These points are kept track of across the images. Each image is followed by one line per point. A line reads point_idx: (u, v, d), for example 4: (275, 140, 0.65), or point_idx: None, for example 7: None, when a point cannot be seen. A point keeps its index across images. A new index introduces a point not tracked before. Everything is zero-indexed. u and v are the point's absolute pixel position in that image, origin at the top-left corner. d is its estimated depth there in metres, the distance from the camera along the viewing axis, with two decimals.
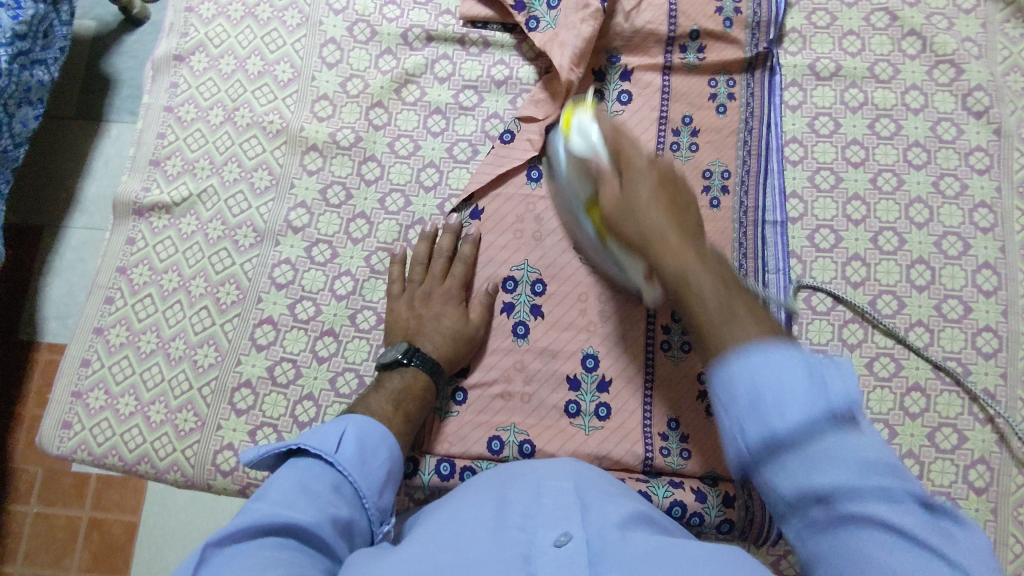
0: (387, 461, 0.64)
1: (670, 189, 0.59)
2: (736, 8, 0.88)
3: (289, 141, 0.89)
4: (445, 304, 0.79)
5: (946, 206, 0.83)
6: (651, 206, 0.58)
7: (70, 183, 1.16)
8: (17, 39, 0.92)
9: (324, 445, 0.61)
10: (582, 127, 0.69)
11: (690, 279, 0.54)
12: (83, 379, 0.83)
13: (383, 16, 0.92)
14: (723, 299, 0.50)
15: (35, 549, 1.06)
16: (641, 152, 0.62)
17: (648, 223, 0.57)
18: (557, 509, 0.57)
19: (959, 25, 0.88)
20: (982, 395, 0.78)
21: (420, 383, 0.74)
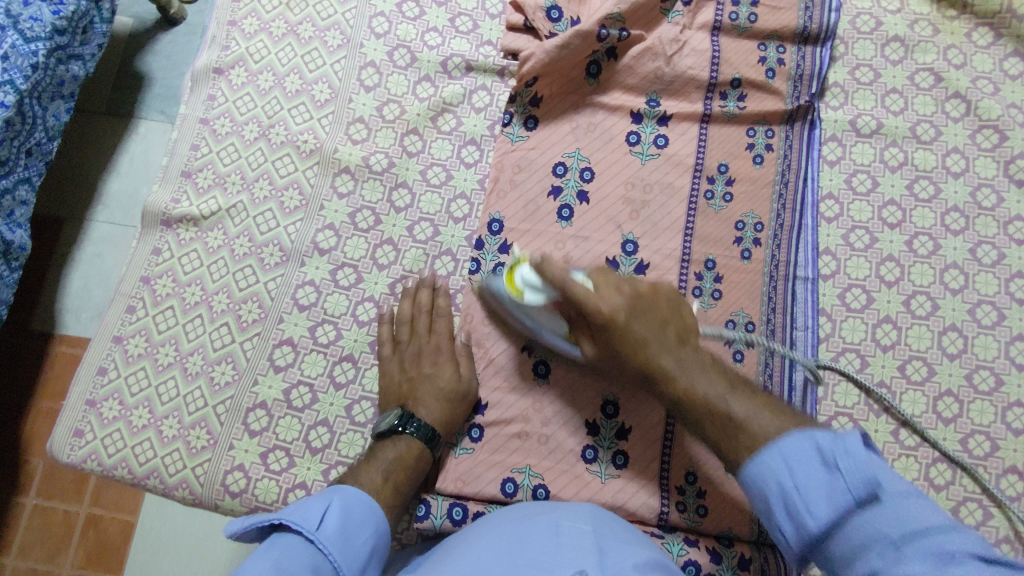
0: (371, 537, 0.64)
1: (653, 314, 0.67)
2: (780, 59, 0.88)
3: (322, 161, 0.88)
4: (437, 362, 0.78)
5: (982, 274, 0.82)
6: (643, 329, 0.66)
7: (96, 176, 1.16)
8: (56, 35, 0.92)
9: (305, 522, 0.60)
10: (527, 282, 0.73)
11: (718, 394, 0.61)
12: (99, 387, 0.83)
13: (424, 42, 0.92)
14: (772, 427, 0.56)
15: (29, 540, 1.05)
16: (603, 298, 0.67)
17: (637, 336, 0.66)
18: (571, 550, 0.57)
19: (1005, 90, 0.87)
20: (1010, 471, 0.76)
21: (414, 452, 0.73)
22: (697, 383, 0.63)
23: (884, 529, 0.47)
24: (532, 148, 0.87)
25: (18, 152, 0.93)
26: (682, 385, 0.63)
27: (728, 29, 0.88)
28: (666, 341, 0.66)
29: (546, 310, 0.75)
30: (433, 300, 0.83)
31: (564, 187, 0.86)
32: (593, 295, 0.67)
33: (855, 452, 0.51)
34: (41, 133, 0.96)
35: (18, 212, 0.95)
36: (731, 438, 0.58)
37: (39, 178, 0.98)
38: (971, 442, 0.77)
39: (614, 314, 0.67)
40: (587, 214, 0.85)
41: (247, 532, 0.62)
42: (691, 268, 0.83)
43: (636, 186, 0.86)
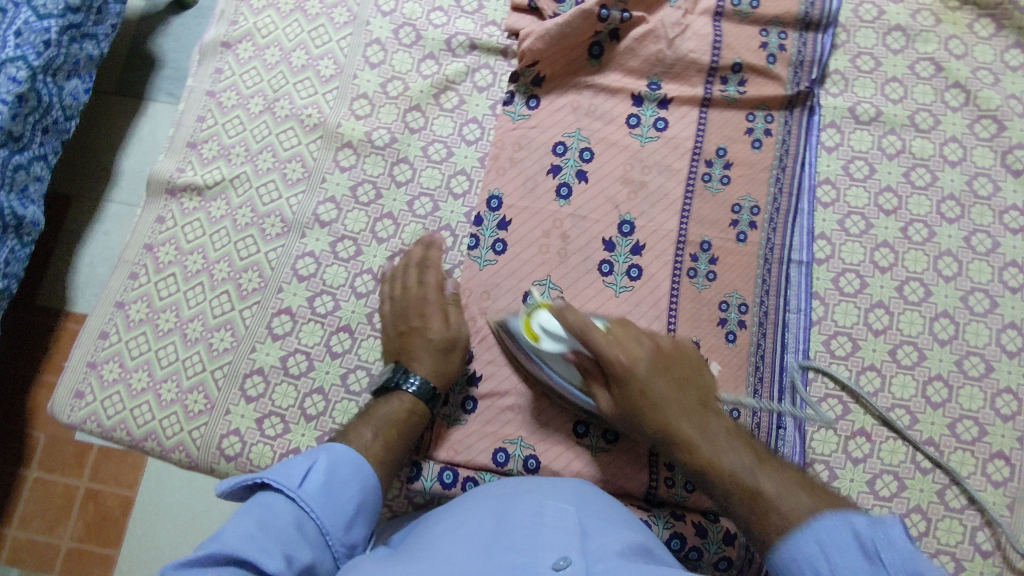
0: (357, 494, 0.62)
1: (665, 367, 0.69)
2: (781, 45, 0.88)
3: (326, 136, 0.90)
4: (427, 314, 0.78)
5: (976, 262, 0.82)
6: (659, 391, 0.67)
7: (107, 156, 1.18)
8: (69, 13, 0.94)
9: (286, 479, 0.58)
10: (546, 329, 0.72)
11: (717, 452, 0.63)
12: (100, 350, 0.84)
13: (429, 21, 0.94)
14: (750, 471, 0.61)
15: (30, 513, 1.06)
16: (618, 350, 0.68)
17: (657, 390, 0.67)
18: (556, 530, 0.58)
19: (1005, 81, 0.87)
20: (996, 457, 0.77)
21: (408, 407, 0.72)
22: (694, 438, 0.65)
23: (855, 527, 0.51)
24: (533, 126, 0.88)
25: (36, 127, 0.94)
26: (685, 439, 0.65)
27: (730, 14, 0.89)
28: (679, 393, 0.68)
29: (562, 358, 0.74)
30: (423, 255, 0.83)
31: (563, 166, 0.87)
32: (596, 330, 0.68)
33: (897, 538, 0.50)
34: (57, 112, 0.97)
35: (32, 188, 0.95)
36: (738, 493, 0.60)
37: (54, 156, 0.99)
38: (959, 427, 0.78)
39: (636, 360, 0.68)
40: (586, 192, 0.86)
41: (234, 492, 0.60)
42: (686, 249, 0.84)
43: (634, 166, 0.87)
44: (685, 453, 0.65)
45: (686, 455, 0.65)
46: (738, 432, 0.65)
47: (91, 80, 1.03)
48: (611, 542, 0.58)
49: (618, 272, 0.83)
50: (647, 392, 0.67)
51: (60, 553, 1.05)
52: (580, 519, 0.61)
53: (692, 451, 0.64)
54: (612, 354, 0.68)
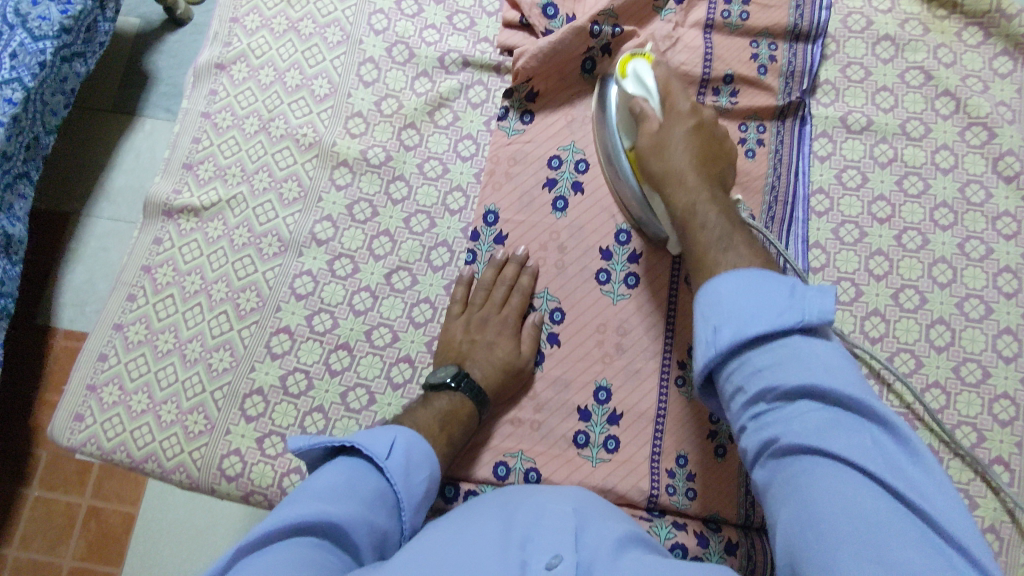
0: (428, 478, 0.67)
1: (705, 143, 0.72)
2: (771, 56, 0.89)
3: (321, 155, 0.90)
4: (499, 333, 0.80)
5: (970, 268, 0.83)
6: (682, 143, 0.71)
7: (99, 172, 1.18)
8: (63, 34, 0.93)
9: (374, 448, 0.64)
10: (638, 73, 0.76)
11: (695, 204, 0.68)
12: (99, 372, 0.84)
13: (422, 39, 0.94)
14: (723, 229, 0.65)
15: (31, 534, 1.06)
16: (686, 99, 0.74)
17: (683, 164, 0.70)
18: (553, 529, 0.57)
19: (993, 89, 0.88)
20: (996, 463, 0.77)
21: (466, 409, 0.75)
22: (725, 244, 0.63)
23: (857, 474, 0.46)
24: (527, 141, 0.89)
25: (21, 148, 0.94)
26: (700, 217, 0.67)
27: (720, 26, 0.90)
28: (706, 171, 0.71)
29: (626, 110, 0.78)
30: (518, 276, 0.83)
31: (559, 179, 0.87)
32: (678, 90, 0.75)
33: (858, 428, 0.49)
34: (41, 128, 0.98)
35: (18, 206, 0.97)
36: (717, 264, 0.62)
37: (37, 172, 1.00)
38: (957, 433, 0.78)
39: (700, 110, 0.74)
40: (582, 205, 0.87)
41: (311, 449, 0.65)
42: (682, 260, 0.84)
43: None
44: (668, 199, 0.70)
45: (663, 192, 0.71)
46: (727, 216, 0.67)
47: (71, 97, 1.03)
48: (608, 536, 0.57)
49: (615, 283, 0.84)
50: (675, 188, 0.70)
51: (63, 571, 1.05)
52: (578, 516, 0.60)
53: (700, 259, 0.64)
54: (675, 99, 0.74)
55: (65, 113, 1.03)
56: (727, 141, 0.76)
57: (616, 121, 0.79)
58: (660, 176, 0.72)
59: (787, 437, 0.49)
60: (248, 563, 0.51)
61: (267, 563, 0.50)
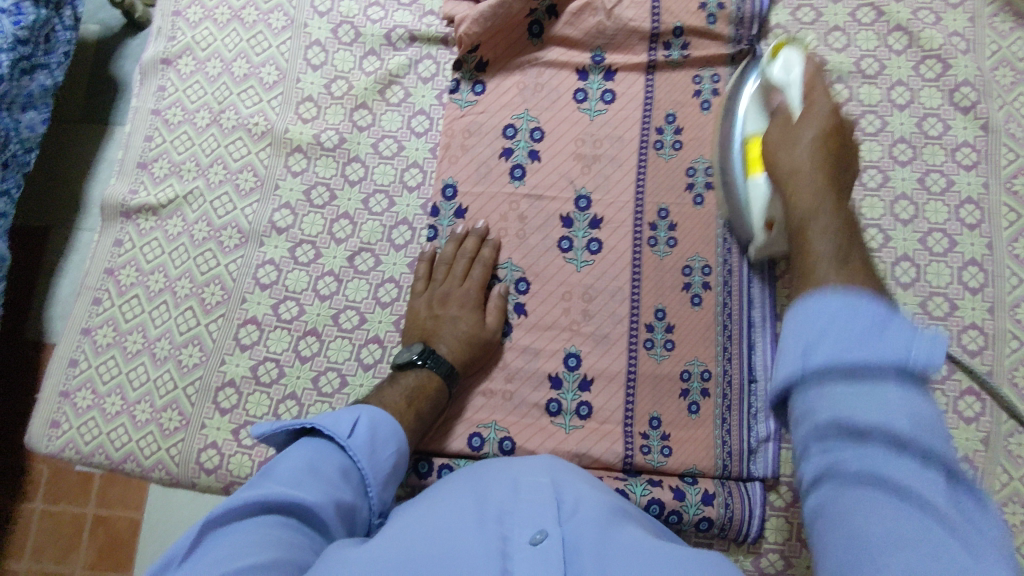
0: (394, 453, 0.68)
1: (836, 194, 0.62)
2: (720, 3, 0.87)
3: (274, 143, 0.89)
4: (463, 306, 0.80)
5: (932, 203, 0.82)
6: (808, 161, 0.65)
7: (80, 184, 1.17)
8: (19, 45, 0.93)
9: (336, 429, 0.65)
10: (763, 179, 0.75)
11: (809, 215, 0.60)
12: (71, 378, 0.84)
13: (367, 17, 0.93)
14: (827, 258, 0.52)
15: (42, 544, 1.07)
16: (812, 124, 0.68)
17: (798, 181, 0.65)
18: (532, 504, 0.57)
19: (946, 19, 0.87)
20: (968, 393, 0.77)
21: (434, 384, 0.75)
22: (819, 246, 0.55)
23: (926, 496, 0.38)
24: (481, 111, 0.88)
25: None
26: (812, 230, 0.57)
27: None
28: (828, 190, 0.61)
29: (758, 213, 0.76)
30: (479, 248, 0.83)
31: (515, 148, 0.87)
32: (806, 127, 0.69)
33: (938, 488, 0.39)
34: (16, 145, 0.96)
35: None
36: (801, 248, 0.56)
37: (17, 190, 0.98)
38: None
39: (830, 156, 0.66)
40: (539, 171, 0.86)
41: (276, 434, 0.66)
42: (644, 219, 0.84)
43: (585, 142, 0.86)
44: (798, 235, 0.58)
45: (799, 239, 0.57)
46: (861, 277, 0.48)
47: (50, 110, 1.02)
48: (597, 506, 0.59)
49: (578, 249, 0.83)
50: (792, 207, 0.63)
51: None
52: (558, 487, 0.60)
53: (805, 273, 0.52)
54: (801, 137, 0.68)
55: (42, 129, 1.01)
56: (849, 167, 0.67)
57: (744, 205, 0.78)
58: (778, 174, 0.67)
59: (824, 392, 0.41)
60: (212, 548, 0.52)
61: (234, 547, 0.51)
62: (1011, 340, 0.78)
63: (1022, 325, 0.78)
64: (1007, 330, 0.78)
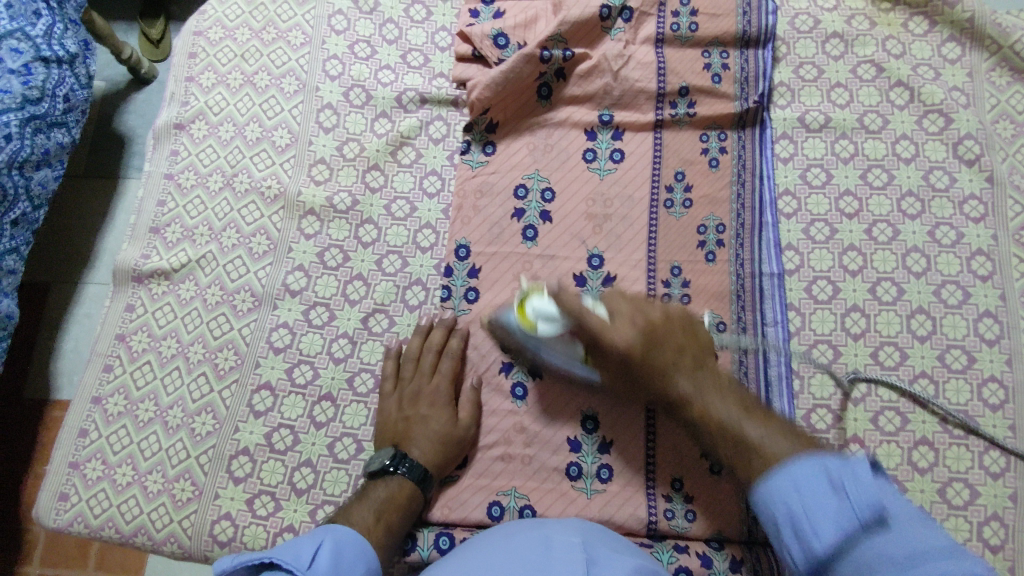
0: (364, 575, 0.63)
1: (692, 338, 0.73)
2: (724, 64, 0.89)
3: (287, 206, 0.90)
4: (432, 404, 0.78)
5: (943, 255, 0.83)
6: (643, 347, 0.71)
7: (85, 239, 1.17)
8: (29, 104, 0.93)
9: (297, 560, 0.59)
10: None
11: (702, 391, 0.69)
12: (81, 449, 0.83)
13: (378, 80, 0.94)
14: (736, 415, 0.66)
15: None
16: (621, 327, 0.72)
17: (661, 361, 0.71)
18: (568, 564, 0.58)
19: (945, 75, 0.89)
20: (991, 448, 0.76)
21: (405, 492, 0.73)
22: (718, 405, 0.68)
23: (895, 555, 0.49)
24: (492, 172, 0.89)
25: (4, 223, 0.92)
26: (675, 381, 0.70)
27: (671, 40, 0.90)
28: (682, 360, 0.71)
29: (561, 341, 0.76)
30: (446, 340, 0.82)
31: (527, 209, 0.87)
32: (612, 320, 0.72)
33: (866, 479, 0.52)
34: (25, 203, 0.95)
35: (3, 282, 0.94)
36: (733, 443, 0.65)
37: (27, 248, 0.98)
38: (950, 422, 0.77)
39: (634, 338, 0.71)
40: (551, 232, 0.86)
41: (231, 573, 0.59)
42: (657, 277, 0.84)
43: (596, 201, 0.87)
44: (665, 381, 0.71)
45: (662, 378, 0.71)
46: (782, 427, 0.64)
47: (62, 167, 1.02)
48: (619, 571, 0.58)
49: None
50: (667, 383, 0.71)
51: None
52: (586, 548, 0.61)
53: (738, 435, 0.65)
54: (614, 332, 0.72)
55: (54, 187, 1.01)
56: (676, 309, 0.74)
57: (556, 350, 0.78)
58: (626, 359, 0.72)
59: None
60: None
61: None
62: None
63: None
64: None
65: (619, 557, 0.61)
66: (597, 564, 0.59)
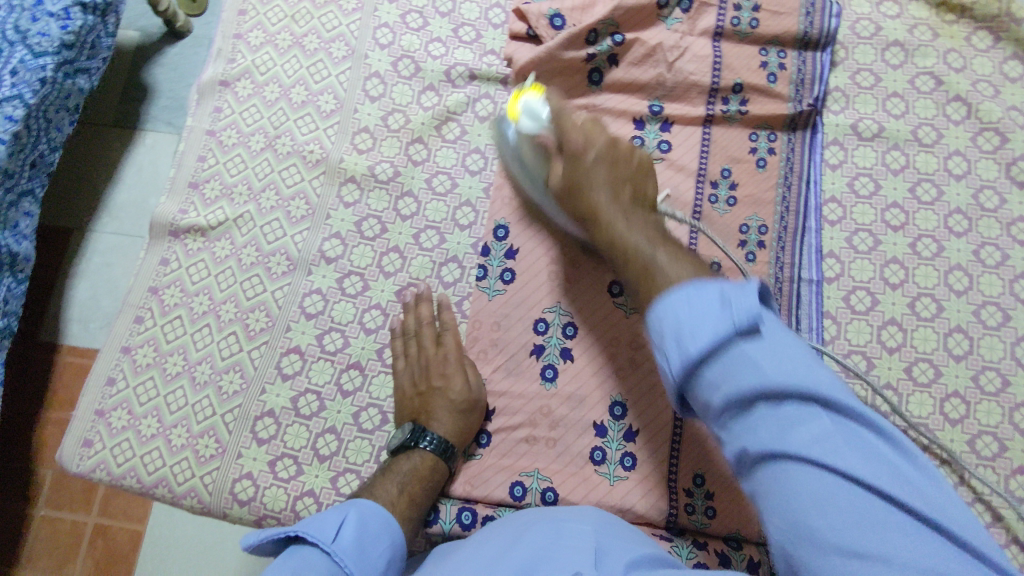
0: (386, 550, 0.65)
1: (612, 163, 0.72)
2: (780, 64, 0.88)
3: (328, 172, 0.89)
4: (444, 374, 0.78)
5: (986, 275, 0.82)
6: (591, 156, 0.72)
7: (103, 186, 1.17)
8: (64, 49, 0.91)
9: (322, 533, 0.61)
10: (530, 109, 0.78)
11: (614, 216, 0.69)
12: (108, 397, 0.83)
13: (428, 52, 0.93)
14: (643, 245, 0.64)
15: (38, 551, 1.04)
16: (580, 130, 0.73)
17: (596, 199, 0.70)
18: (573, 549, 0.57)
19: (1005, 93, 0.88)
20: (1018, 472, 0.76)
21: (428, 464, 0.74)
22: (632, 239, 0.66)
23: (811, 427, 0.46)
24: None
25: (25, 165, 0.92)
26: (604, 222, 0.69)
27: (729, 35, 0.89)
28: (618, 200, 0.70)
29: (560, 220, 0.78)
30: (439, 315, 0.83)
31: None
32: (571, 123, 0.74)
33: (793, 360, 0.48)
34: (46, 146, 0.95)
35: (24, 224, 0.94)
36: (630, 259, 0.65)
37: (43, 190, 0.98)
38: (978, 443, 0.77)
39: (592, 139, 0.73)
40: None
41: (263, 544, 0.62)
42: None
43: None
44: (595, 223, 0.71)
45: (591, 219, 0.71)
46: (682, 254, 0.63)
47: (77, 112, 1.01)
48: (626, 560, 0.57)
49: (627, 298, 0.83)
50: (597, 229, 0.70)
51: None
52: (597, 538, 0.60)
53: (629, 257, 0.65)
54: (570, 135, 0.73)
55: (68, 130, 1.00)
56: (644, 158, 0.74)
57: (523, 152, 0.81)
58: (560, 194, 0.75)
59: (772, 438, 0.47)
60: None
61: None
62: None
63: None
64: None
65: (627, 547, 0.60)
66: (606, 553, 0.58)
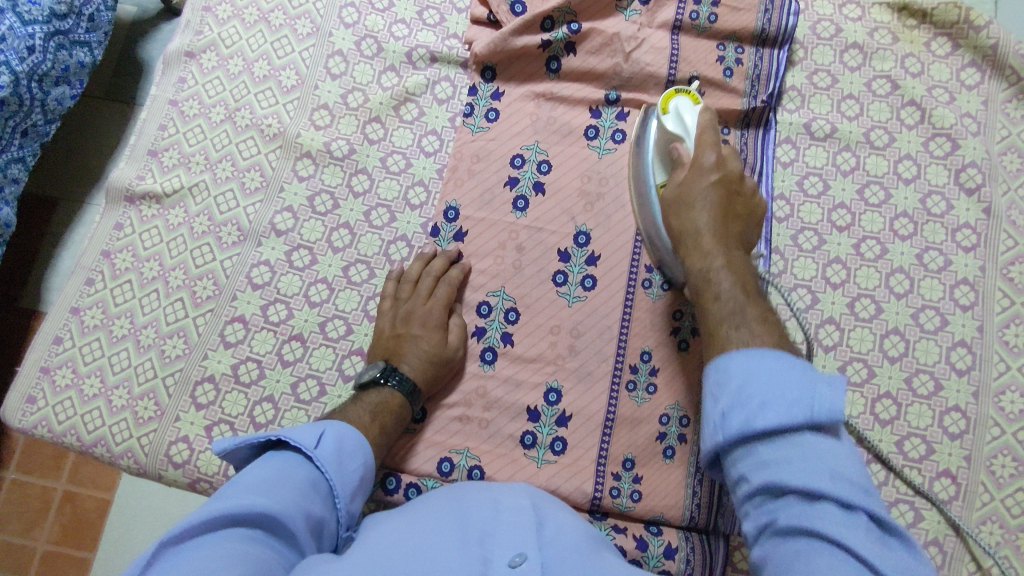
0: (361, 466, 0.67)
1: (727, 204, 0.69)
2: (737, 59, 0.88)
3: (285, 146, 0.90)
4: (425, 325, 0.79)
5: (927, 279, 0.82)
6: (709, 181, 0.70)
7: (97, 158, 1.13)
8: (55, 19, 0.91)
9: (303, 439, 0.64)
10: (680, 110, 0.76)
11: (712, 270, 0.65)
12: (53, 355, 0.84)
13: (391, 34, 0.94)
14: (737, 295, 0.62)
15: (6, 514, 1.02)
16: (715, 150, 0.71)
17: (696, 220, 0.69)
18: (513, 528, 0.58)
19: (960, 100, 0.88)
20: (943, 475, 0.77)
21: (397, 400, 0.75)
22: (723, 283, 0.64)
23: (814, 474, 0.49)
24: (491, 138, 0.89)
25: (14, 133, 0.92)
26: (700, 252, 0.67)
27: (688, 28, 0.89)
28: (725, 235, 0.68)
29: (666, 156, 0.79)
30: (447, 269, 0.83)
31: (521, 178, 0.87)
32: (711, 140, 0.72)
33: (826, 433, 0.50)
34: (39, 115, 0.94)
35: (8, 190, 0.93)
36: (713, 299, 0.63)
37: (34, 158, 0.97)
38: (906, 444, 0.78)
39: (725, 164, 0.71)
40: (541, 204, 0.86)
41: (239, 449, 0.65)
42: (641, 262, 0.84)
43: (591, 179, 0.87)
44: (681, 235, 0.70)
45: (686, 247, 0.69)
46: (765, 323, 0.59)
47: (80, 86, 1.00)
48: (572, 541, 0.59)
49: (571, 284, 0.83)
50: (688, 256, 0.68)
51: (37, 556, 1.01)
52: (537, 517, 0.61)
53: (707, 303, 0.64)
54: (703, 152, 0.71)
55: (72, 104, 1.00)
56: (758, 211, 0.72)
57: (653, 156, 0.80)
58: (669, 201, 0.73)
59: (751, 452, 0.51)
60: (166, 569, 0.49)
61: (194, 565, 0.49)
62: (992, 427, 0.78)
63: (1005, 413, 0.78)
64: (990, 416, 0.78)
65: (567, 526, 0.62)
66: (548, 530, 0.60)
